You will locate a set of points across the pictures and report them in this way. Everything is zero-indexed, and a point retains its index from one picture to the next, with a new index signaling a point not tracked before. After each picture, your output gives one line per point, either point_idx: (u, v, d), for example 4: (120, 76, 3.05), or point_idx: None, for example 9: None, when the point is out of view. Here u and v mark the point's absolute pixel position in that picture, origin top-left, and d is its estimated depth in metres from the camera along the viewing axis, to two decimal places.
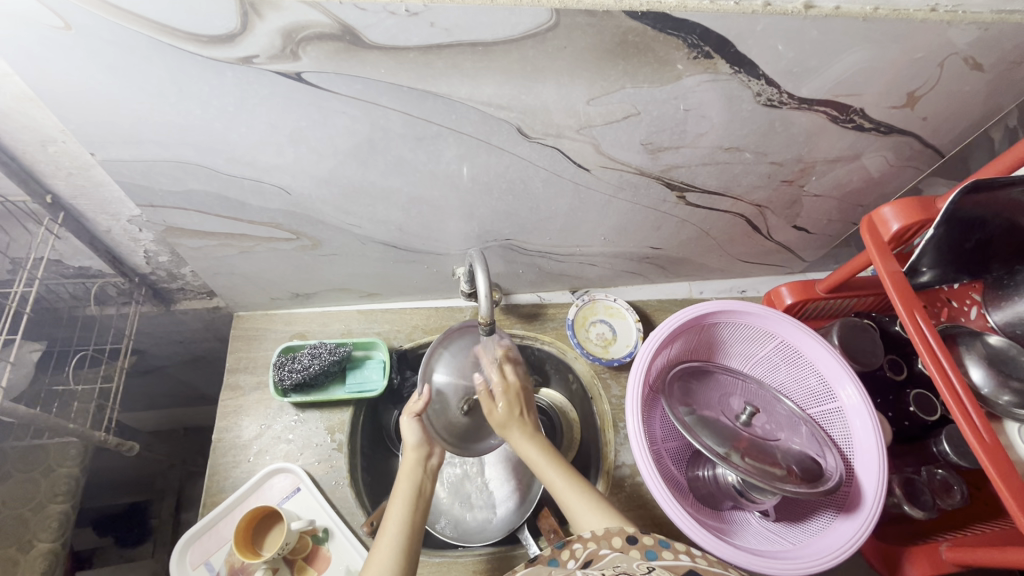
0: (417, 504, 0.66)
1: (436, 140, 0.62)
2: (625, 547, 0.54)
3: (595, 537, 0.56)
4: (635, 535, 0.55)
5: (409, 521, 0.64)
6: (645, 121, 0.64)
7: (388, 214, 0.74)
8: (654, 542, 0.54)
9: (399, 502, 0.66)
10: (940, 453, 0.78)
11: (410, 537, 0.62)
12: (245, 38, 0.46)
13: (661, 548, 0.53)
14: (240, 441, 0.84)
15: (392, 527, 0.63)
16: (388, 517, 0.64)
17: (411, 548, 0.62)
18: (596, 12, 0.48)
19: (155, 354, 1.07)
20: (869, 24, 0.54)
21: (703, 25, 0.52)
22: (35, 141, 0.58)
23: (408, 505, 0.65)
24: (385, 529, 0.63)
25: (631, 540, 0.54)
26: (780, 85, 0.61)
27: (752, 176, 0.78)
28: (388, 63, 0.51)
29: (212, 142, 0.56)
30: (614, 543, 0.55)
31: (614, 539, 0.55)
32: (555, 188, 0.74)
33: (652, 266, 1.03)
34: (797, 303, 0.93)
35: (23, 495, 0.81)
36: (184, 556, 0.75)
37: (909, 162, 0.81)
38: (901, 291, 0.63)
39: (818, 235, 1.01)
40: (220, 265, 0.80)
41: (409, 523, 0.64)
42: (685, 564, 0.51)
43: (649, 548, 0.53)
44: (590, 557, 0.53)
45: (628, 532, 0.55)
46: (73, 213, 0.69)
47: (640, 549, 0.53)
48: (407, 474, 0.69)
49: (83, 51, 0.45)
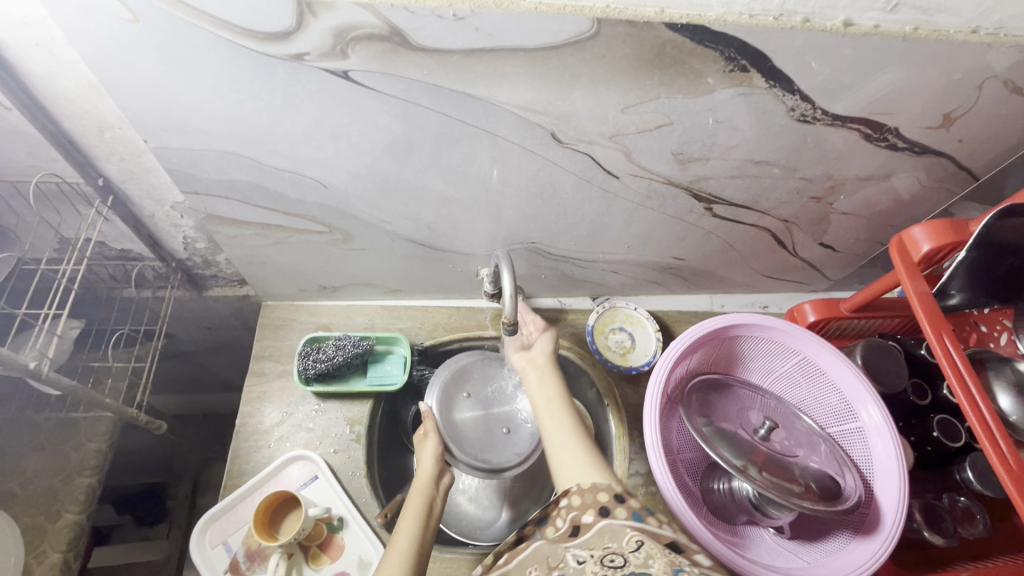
0: (428, 519, 0.65)
1: (472, 142, 0.64)
2: (611, 505, 0.57)
3: (580, 491, 0.60)
4: (622, 495, 0.59)
5: (418, 537, 0.63)
6: (677, 131, 0.64)
7: (419, 211, 0.75)
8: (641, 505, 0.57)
9: (409, 517, 0.65)
10: (964, 480, 0.77)
11: (421, 542, 0.62)
12: (300, 35, 0.48)
13: (647, 512, 0.56)
14: (262, 426, 0.86)
15: (402, 541, 0.62)
16: (397, 533, 0.63)
17: (422, 554, 0.62)
18: (636, 22, 0.50)
19: (184, 339, 1.11)
20: (908, 44, 0.55)
21: (740, 40, 0.53)
22: (93, 127, 0.59)
23: (419, 520, 0.64)
24: (394, 541, 0.62)
25: (618, 498, 0.58)
26: (815, 101, 0.62)
27: (781, 191, 0.79)
28: (431, 66, 0.53)
29: (259, 135, 0.59)
30: (601, 501, 0.58)
31: (601, 495, 0.59)
32: (584, 194, 0.75)
33: (674, 276, 1.03)
34: (820, 321, 0.92)
35: (54, 466, 0.84)
36: (204, 534, 0.77)
37: (941, 184, 0.80)
38: (931, 314, 0.63)
39: (844, 254, 1.00)
40: (254, 255, 0.83)
41: (418, 538, 0.62)
42: (669, 534, 0.55)
43: (635, 510, 0.57)
44: (574, 521, 0.58)
45: (617, 491, 0.59)
46: (122, 197, 0.71)
47: (627, 509, 0.57)
48: (419, 490, 0.69)
49: (149, 43, 0.48)
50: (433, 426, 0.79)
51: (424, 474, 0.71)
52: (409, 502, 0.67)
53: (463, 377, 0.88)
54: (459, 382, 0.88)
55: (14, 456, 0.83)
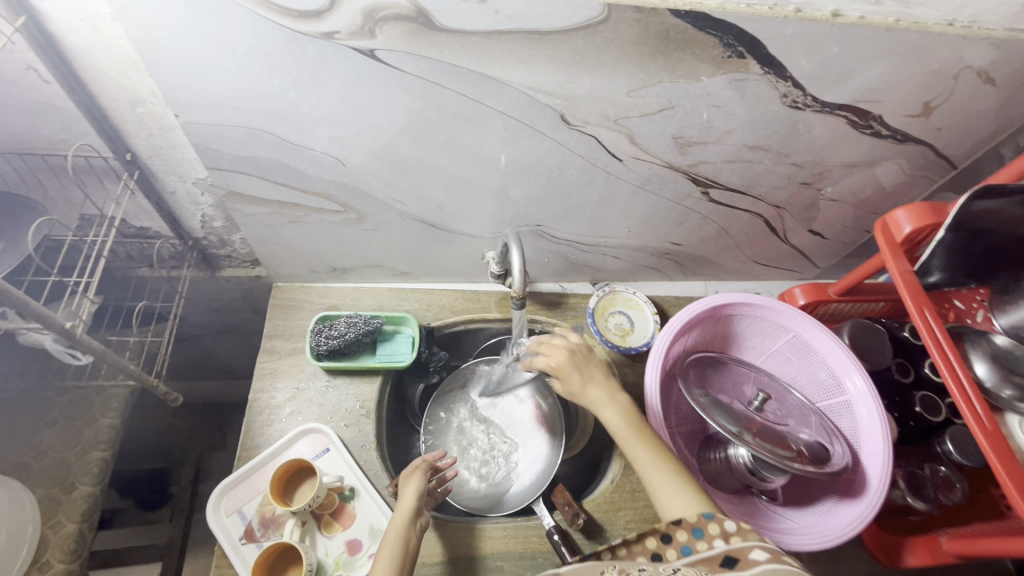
0: (403, 561, 0.66)
1: (486, 122, 0.67)
2: (660, 548, 0.59)
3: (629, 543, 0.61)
4: (668, 532, 0.60)
5: None
6: (679, 115, 0.69)
7: (431, 191, 0.79)
8: (688, 537, 0.58)
9: (385, 560, 0.65)
10: (945, 452, 0.81)
11: None
12: (332, 14, 0.52)
13: (694, 541, 0.58)
14: (275, 401, 0.88)
15: None
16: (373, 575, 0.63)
17: None
18: (643, 8, 0.54)
19: (192, 322, 1.12)
20: (890, 34, 0.60)
21: (738, 27, 0.57)
22: (127, 102, 0.62)
23: (393, 566, 0.64)
24: None
25: (665, 539, 0.60)
26: (806, 88, 0.67)
27: (773, 177, 0.83)
28: (453, 46, 0.56)
29: (284, 111, 0.62)
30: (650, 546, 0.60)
31: (649, 540, 0.60)
32: (588, 177, 0.79)
33: (671, 262, 1.07)
34: (810, 305, 0.96)
35: (68, 440, 0.85)
36: (219, 503, 0.79)
37: (922, 172, 0.86)
38: (913, 291, 0.68)
39: (832, 242, 1.05)
40: (270, 233, 0.85)
41: None
42: (719, 551, 0.56)
43: (683, 544, 0.58)
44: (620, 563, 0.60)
45: (661, 532, 0.60)
46: (147, 172, 0.73)
47: (675, 547, 0.59)
48: (396, 523, 0.69)
49: (189, 18, 0.51)
50: (421, 468, 0.77)
51: (402, 511, 0.71)
52: (387, 537, 0.67)
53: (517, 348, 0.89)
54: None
55: (29, 431, 0.84)
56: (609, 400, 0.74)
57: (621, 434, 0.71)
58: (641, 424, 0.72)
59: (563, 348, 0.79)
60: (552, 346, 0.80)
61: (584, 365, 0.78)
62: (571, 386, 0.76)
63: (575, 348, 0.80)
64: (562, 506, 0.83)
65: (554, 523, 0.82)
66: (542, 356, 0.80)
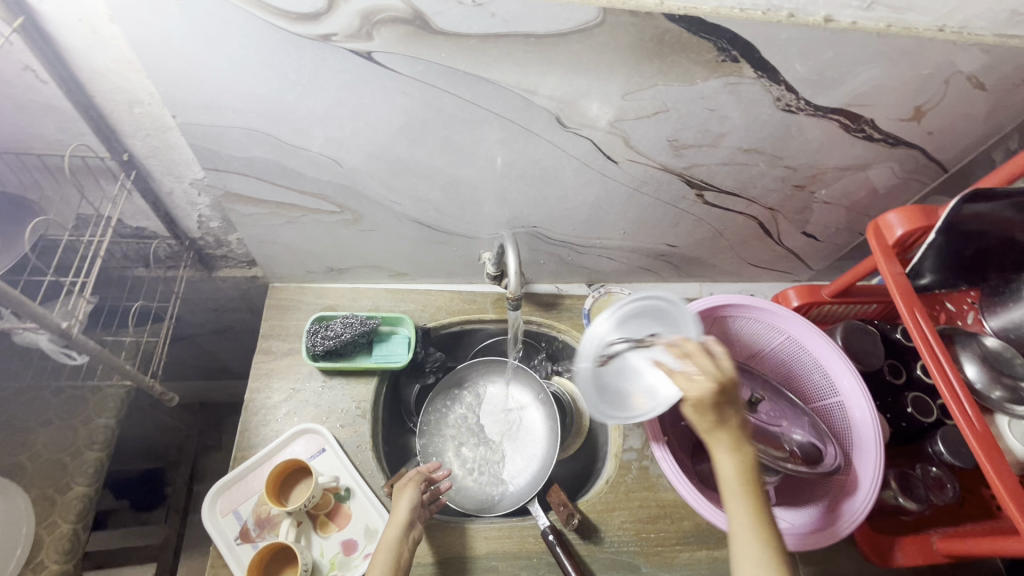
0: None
1: (482, 124, 0.68)
2: None
3: None
4: None
5: None
6: (673, 118, 0.69)
7: (427, 192, 0.79)
8: None
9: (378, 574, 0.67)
10: (935, 452, 0.83)
11: None
12: (329, 16, 0.52)
13: None
14: (270, 402, 0.88)
15: None
16: None
17: None
18: (638, 12, 0.54)
19: (188, 322, 1.12)
20: (883, 39, 0.61)
21: (732, 31, 0.58)
22: (123, 102, 0.62)
23: None
24: None
25: None
26: (799, 92, 0.67)
27: (767, 179, 0.84)
28: (449, 49, 0.57)
29: (281, 112, 0.62)
30: None
31: None
32: (584, 178, 0.80)
33: (666, 264, 1.08)
34: (803, 306, 0.97)
35: (63, 440, 0.85)
36: (215, 502, 0.79)
37: (914, 176, 0.87)
38: (905, 293, 0.69)
39: (826, 244, 1.06)
40: (266, 234, 0.85)
41: None
42: None
43: None
44: None
45: None
46: (144, 172, 0.73)
47: None
48: (389, 536, 0.72)
49: (187, 20, 0.51)
50: (413, 479, 0.79)
51: (395, 524, 0.73)
52: (381, 550, 0.70)
53: (641, 322, 0.79)
54: (585, 352, 0.80)
55: (24, 431, 0.84)
56: (736, 444, 0.60)
57: (729, 486, 0.59)
58: (756, 484, 0.59)
59: (710, 374, 0.60)
60: (699, 362, 0.61)
61: (725, 400, 0.60)
62: (702, 419, 0.60)
63: (724, 379, 0.60)
64: (558, 506, 0.83)
65: (548, 523, 0.82)
66: (681, 375, 0.62)
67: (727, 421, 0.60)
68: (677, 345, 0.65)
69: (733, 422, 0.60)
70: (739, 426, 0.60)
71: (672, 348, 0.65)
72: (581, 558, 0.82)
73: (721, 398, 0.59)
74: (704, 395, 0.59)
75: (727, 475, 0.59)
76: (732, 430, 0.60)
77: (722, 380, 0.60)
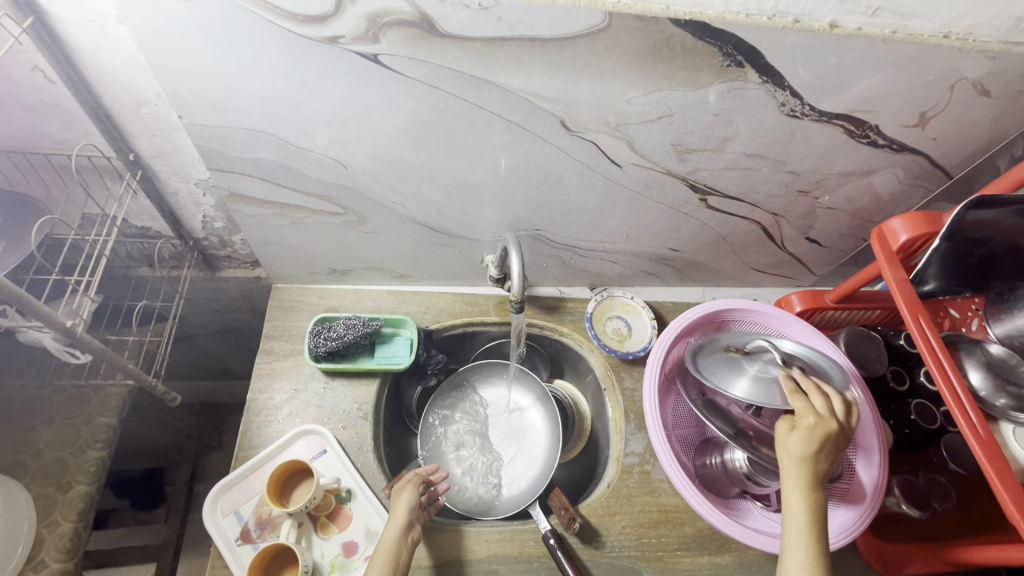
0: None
1: (487, 127, 0.68)
2: None
3: None
4: None
5: None
6: (678, 123, 0.69)
7: (431, 195, 0.79)
8: None
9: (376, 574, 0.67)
10: (942, 461, 0.83)
11: None
12: (336, 19, 0.53)
13: None
14: (272, 403, 0.88)
15: None
16: None
17: None
18: (644, 17, 0.55)
19: (190, 322, 1.12)
20: (888, 46, 0.61)
21: (737, 37, 0.58)
22: (131, 103, 0.63)
23: None
24: None
25: None
26: (804, 97, 0.67)
27: (771, 184, 0.84)
28: (455, 52, 0.57)
29: (287, 113, 0.63)
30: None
31: None
32: (588, 182, 0.80)
33: (669, 268, 1.08)
34: (807, 311, 0.98)
35: (64, 439, 0.85)
36: (216, 503, 0.79)
37: (918, 182, 0.87)
38: (909, 300, 0.68)
39: (830, 249, 1.06)
40: (270, 234, 0.85)
41: None
42: None
43: None
44: None
45: None
46: (150, 172, 0.74)
47: None
48: (388, 537, 0.72)
49: (196, 22, 0.52)
50: (411, 481, 0.79)
51: (394, 525, 0.73)
52: (380, 550, 0.70)
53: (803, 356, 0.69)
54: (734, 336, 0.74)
55: (27, 429, 0.84)
56: (812, 487, 0.61)
57: (793, 523, 0.61)
58: (819, 532, 0.61)
59: (827, 415, 0.62)
60: (818, 398, 0.63)
61: (827, 444, 0.62)
62: (799, 447, 0.62)
63: (832, 420, 0.61)
64: (558, 510, 0.83)
65: (549, 527, 0.82)
66: (802, 399, 0.62)
67: (818, 455, 0.62)
68: (810, 380, 0.65)
69: (823, 458, 0.62)
70: (826, 462, 0.62)
71: (800, 380, 0.65)
72: (582, 562, 0.82)
73: (824, 434, 0.61)
74: (812, 424, 0.61)
75: (799, 502, 0.61)
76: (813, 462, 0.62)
77: (836, 430, 0.62)
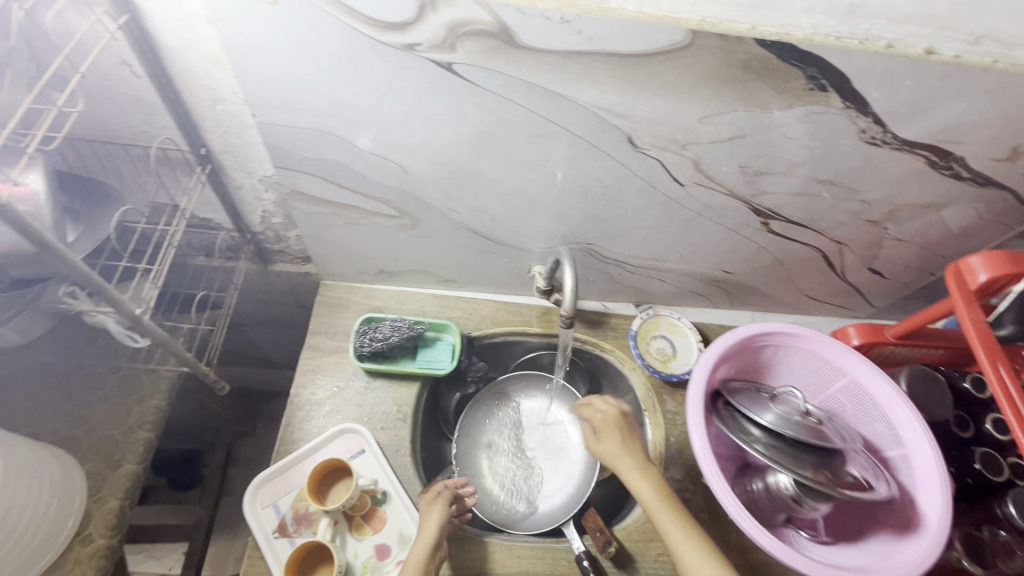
0: None
1: (552, 139, 0.67)
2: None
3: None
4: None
5: None
6: (747, 145, 0.67)
7: (487, 203, 0.79)
8: None
9: None
10: (1004, 515, 0.75)
11: None
12: (416, 27, 0.53)
13: None
14: (314, 398, 0.89)
15: None
16: None
17: None
18: (728, 36, 0.53)
19: (238, 311, 1.15)
20: (988, 75, 0.57)
21: (824, 60, 0.56)
22: (208, 100, 0.64)
23: None
24: None
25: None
26: (887, 125, 0.64)
27: (839, 212, 0.80)
28: (531, 64, 0.57)
29: (356, 117, 0.63)
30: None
31: None
32: (647, 199, 0.78)
33: (719, 290, 1.04)
34: (865, 345, 0.91)
35: (116, 417, 0.88)
36: (256, 494, 0.81)
37: (1000, 218, 0.81)
38: (985, 342, 0.64)
39: (892, 281, 1.01)
40: (324, 233, 0.87)
41: None
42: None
43: None
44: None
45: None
46: (218, 167, 0.76)
47: None
48: (419, 552, 0.71)
49: (281, 25, 0.53)
50: (445, 496, 0.78)
51: (425, 540, 0.72)
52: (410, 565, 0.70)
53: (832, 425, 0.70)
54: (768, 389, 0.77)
55: (82, 404, 0.87)
56: (644, 469, 0.74)
57: (652, 507, 0.70)
58: (670, 501, 0.71)
59: (610, 409, 0.82)
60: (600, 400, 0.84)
61: (625, 430, 0.80)
62: (613, 445, 0.77)
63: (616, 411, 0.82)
64: (594, 531, 0.82)
65: (583, 549, 0.81)
66: (590, 408, 0.84)
67: (628, 442, 0.78)
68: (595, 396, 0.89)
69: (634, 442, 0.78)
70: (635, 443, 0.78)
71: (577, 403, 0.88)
72: None
73: (616, 421, 0.81)
74: (603, 421, 0.81)
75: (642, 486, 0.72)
76: (629, 446, 0.77)
77: (620, 418, 0.81)
